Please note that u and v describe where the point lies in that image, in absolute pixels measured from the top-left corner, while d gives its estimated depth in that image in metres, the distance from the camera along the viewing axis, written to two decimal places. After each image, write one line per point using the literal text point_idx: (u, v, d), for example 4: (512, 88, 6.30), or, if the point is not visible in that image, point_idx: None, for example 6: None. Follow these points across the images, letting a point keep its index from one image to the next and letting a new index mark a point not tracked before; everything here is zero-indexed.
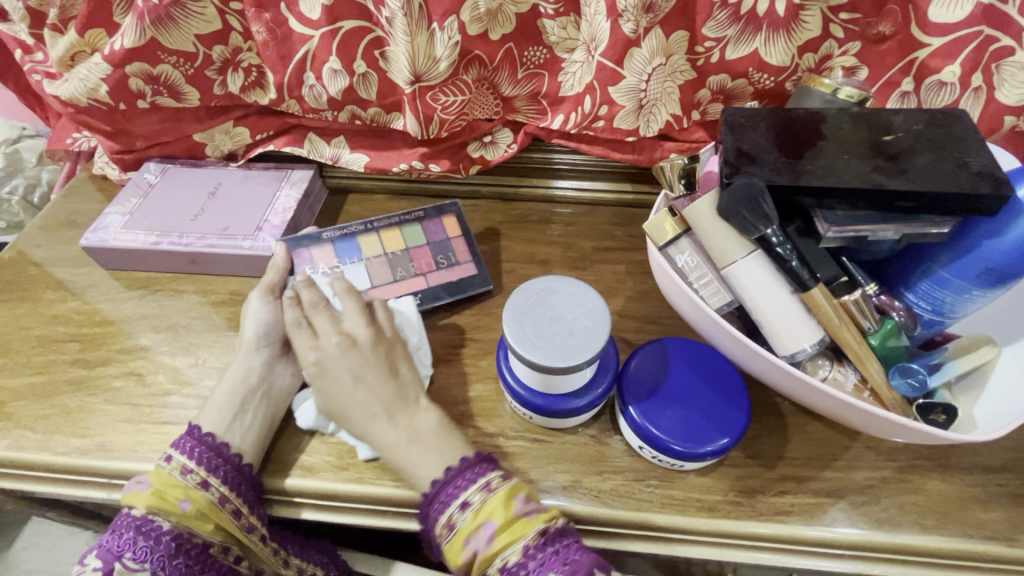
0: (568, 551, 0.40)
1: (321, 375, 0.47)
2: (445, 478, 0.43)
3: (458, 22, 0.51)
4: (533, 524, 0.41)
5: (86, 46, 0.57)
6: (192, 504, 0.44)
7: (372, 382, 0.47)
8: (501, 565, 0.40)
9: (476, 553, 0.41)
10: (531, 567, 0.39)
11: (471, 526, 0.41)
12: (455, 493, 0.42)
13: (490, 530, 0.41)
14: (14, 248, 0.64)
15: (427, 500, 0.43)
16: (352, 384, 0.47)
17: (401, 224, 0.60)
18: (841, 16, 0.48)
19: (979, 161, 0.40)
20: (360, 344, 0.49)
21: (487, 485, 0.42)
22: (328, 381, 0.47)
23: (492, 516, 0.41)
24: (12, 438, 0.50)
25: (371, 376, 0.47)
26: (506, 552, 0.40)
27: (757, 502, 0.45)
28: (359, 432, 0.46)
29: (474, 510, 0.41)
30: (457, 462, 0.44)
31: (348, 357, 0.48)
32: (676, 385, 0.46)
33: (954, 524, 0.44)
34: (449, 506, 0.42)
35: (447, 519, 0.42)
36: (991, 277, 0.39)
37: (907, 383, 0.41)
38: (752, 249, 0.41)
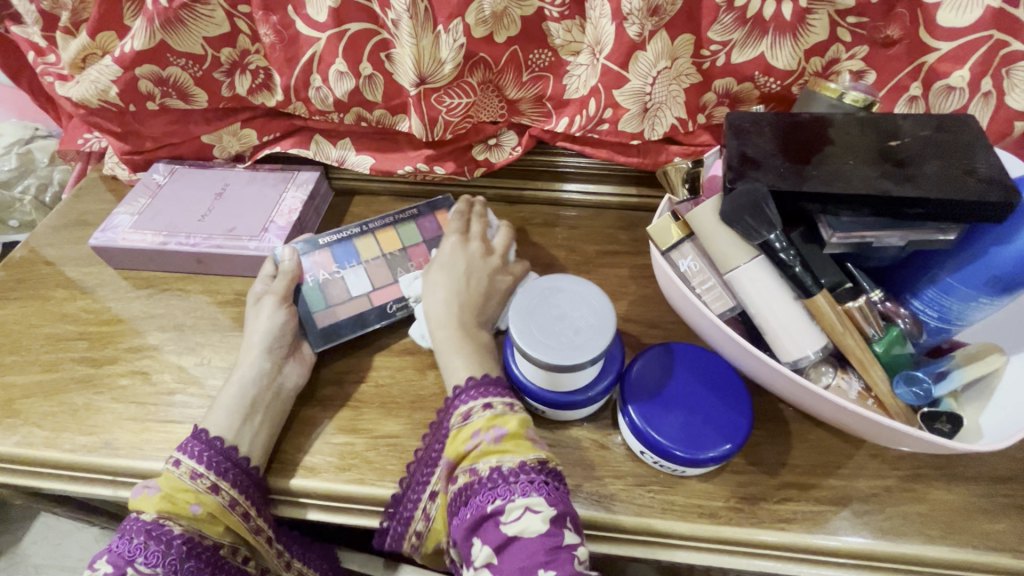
0: (556, 489, 0.40)
1: (450, 252, 0.55)
2: (481, 379, 0.46)
3: (463, 25, 0.51)
4: (536, 450, 0.41)
5: (97, 49, 0.58)
6: (204, 508, 0.44)
7: (473, 287, 0.53)
8: (493, 464, 0.41)
9: (478, 444, 0.42)
10: (520, 478, 0.39)
11: (484, 424, 0.43)
12: (485, 394, 0.45)
13: (501, 432, 0.42)
14: (26, 246, 0.65)
15: (458, 390, 0.46)
16: (462, 275, 0.53)
17: (395, 224, 0.61)
18: (849, 20, 0.47)
19: (987, 167, 0.40)
20: (490, 260, 0.55)
21: (512, 403, 0.44)
22: (452, 261, 0.54)
23: (507, 423, 0.42)
24: (20, 434, 0.51)
25: (478, 283, 0.54)
26: (504, 456, 0.41)
27: (759, 509, 0.45)
28: (433, 306, 0.52)
29: (493, 414, 0.43)
30: (489, 376, 0.47)
31: (479, 258, 0.55)
32: (676, 389, 0.46)
33: (960, 534, 0.44)
34: (474, 400, 0.44)
35: (468, 410, 0.44)
36: (998, 286, 0.39)
37: (913, 392, 0.40)
38: (755, 254, 0.41)
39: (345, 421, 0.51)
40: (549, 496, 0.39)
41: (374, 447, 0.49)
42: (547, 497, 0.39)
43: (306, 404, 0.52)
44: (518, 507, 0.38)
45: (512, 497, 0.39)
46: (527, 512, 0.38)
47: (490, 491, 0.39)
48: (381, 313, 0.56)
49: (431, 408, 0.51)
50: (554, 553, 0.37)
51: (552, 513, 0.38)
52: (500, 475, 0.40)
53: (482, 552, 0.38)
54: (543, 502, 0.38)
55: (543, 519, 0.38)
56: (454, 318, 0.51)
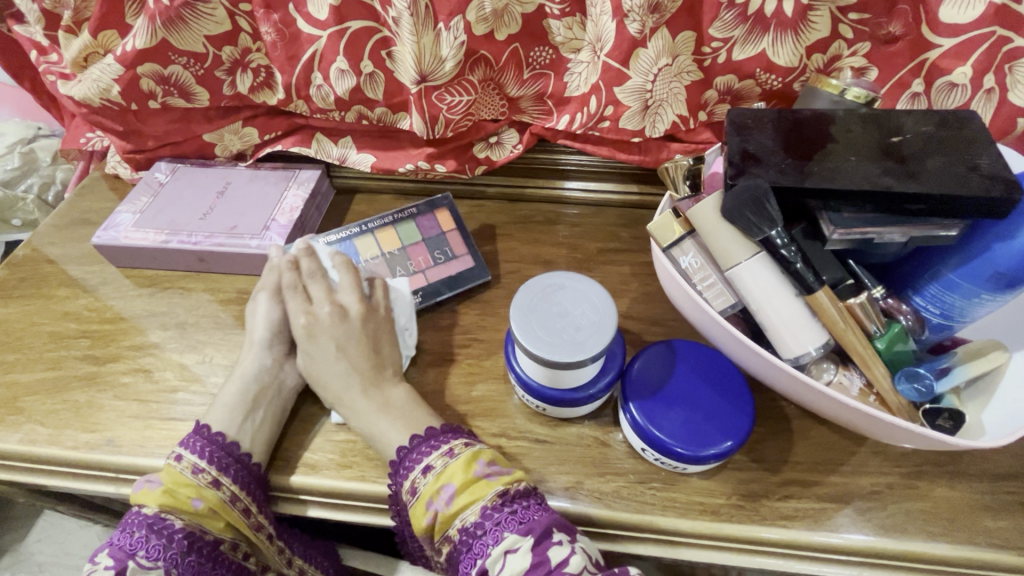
0: (525, 511, 0.41)
1: (309, 338, 0.51)
2: (412, 445, 0.45)
3: (464, 22, 0.51)
4: (492, 486, 0.42)
5: (99, 47, 0.58)
6: (204, 503, 0.44)
7: (353, 356, 0.50)
8: (461, 526, 0.42)
9: (437, 514, 0.43)
10: (487, 528, 0.41)
11: (432, 490, 0.43)
12: (419, 458, 0.44)
13: (451, 492, 0.42)
14: (29, 245, 0.66)
15: (393, 467, 0.45)
16: (335, 354, 0.50)
17: (394, 224, 0.60)
18: (851, 16, 0.47)
19: (989, 163, 0.40)
20: (350, 316, 0.52)
21: (449, 451, 0.44)
22: (318, 348, 0.51)
23: (453, 478, 0.43)
24: (23, 431, 0.51)
25: (355, 350, 0.51)
26: (465, 513, 0.42)
27: (760, 506, 0.45)
28: (332, 396, 0.49)
29: (436, 474, 0.43)
30: (421, 433, 0.46)
31: (336, 326, 0.51)
32: (677, 387, 0.46)
33: (962, 531, 0.44)
34: (412, 471, 0.44)
35: (410, 484, 0.44)
36: (1001, 282, 0.39)
37: (914, 388, 0.40)
38: (756, 250, 0.41)
39: (346, 418, 0.51)
40: (520, 528, 0.40)
41: (375, 445, 0.49)
42: (519, 529, 0.40)
43: (307, 402, 0.52)
44: (498, 555, 0.40)
45: (488, 551, 0.40)
46: (507, 556, 0.40)
47: (469, 553, 0.41)
48: None
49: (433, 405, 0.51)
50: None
51: (529, 542, 0.40)
52: (469, 534, 0.41)
53: None
54: (517, 537, 0.40)
55: (523, 554, 0.39)
56: (356, 399, 0.48)
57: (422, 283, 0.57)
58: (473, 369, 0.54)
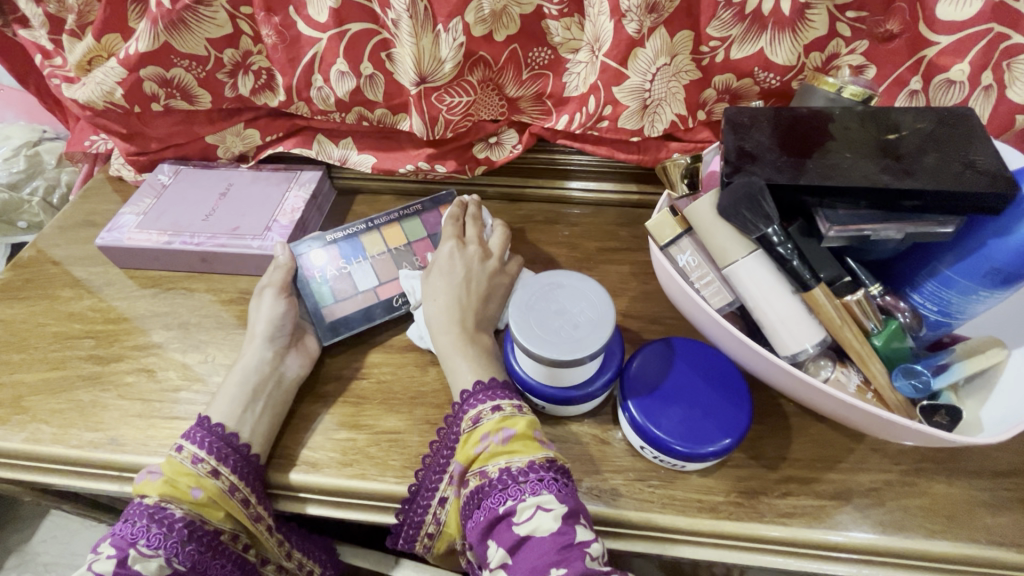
0: (565, 485, 0.41)
1: (449, 258, 0.55)
2: (488, 384, 0.46)
3: (463, 24, 0.51)
4: (544, 449, 0.42)
5: (102, 51, 0.58)
6: (204, 492, 0.45)
7: (471, 292, 0.53)
8: (502, 466, 0.42)
9: (488, 446, 0.43)
10: (530, 477, 0.40)
11: (493, 427, 0.44)
12: (493, 398, 0.45)
13: (510, 434, 0.43)
14: (34, 247, 0.66)
15: (464, 396, 0.46)
16: (463, 280, 0.53)
17: (401, 220, 0.61)
18: (848, 15, 0.48)
19: (985, 159, 0.40)
20: (488, 264, 0.56)
21: (521, 406, 0.45)
22: (450, 267, 0.54)
23: (516, 424, 0.43)
24: (28, 431, 0.52)
25: (475, 288, 0.54)
26: (512, 457, 0.42)
27: (759, 503, 0.45)
28: (432, 313, 0.52)
29: (501, 416, 0.44)
30: (487, 381, 0.47)
31: (477, 263, 0.55)
32: (676, 384, 0.46)
33: (961, 528, 0.44)
34: (482, 405, 0.45)
35: (476, 414, 0.45)
36: (997, 278, 0.39)
37: (911, 384, 0.40)
38: (753, 248, 0.41)
39: (347, 417, 0.51)
40: (559, 494, 0.40)
41: (376, 443, 0.50)
42: (557, 494, 0.40)
43: (308, 401, 0.53)
44: (529, 505, 0.39)
45: (522, 496, 0.40)
46: (538, 510, 0.39)
47: (502, 492, 0.41)
48: (387, 306, 0.57)
49: (432, 404, 0.52)
50: (567, 549, 0.37)
51: (563, 510, 0.39)
52: (510, 475, 0.41)
53: (497, 555, 0.39)
54: (553, 499, 0.39)
55: (554, 517, 0.38)
56: (456, 323, 0.51)
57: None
58: None
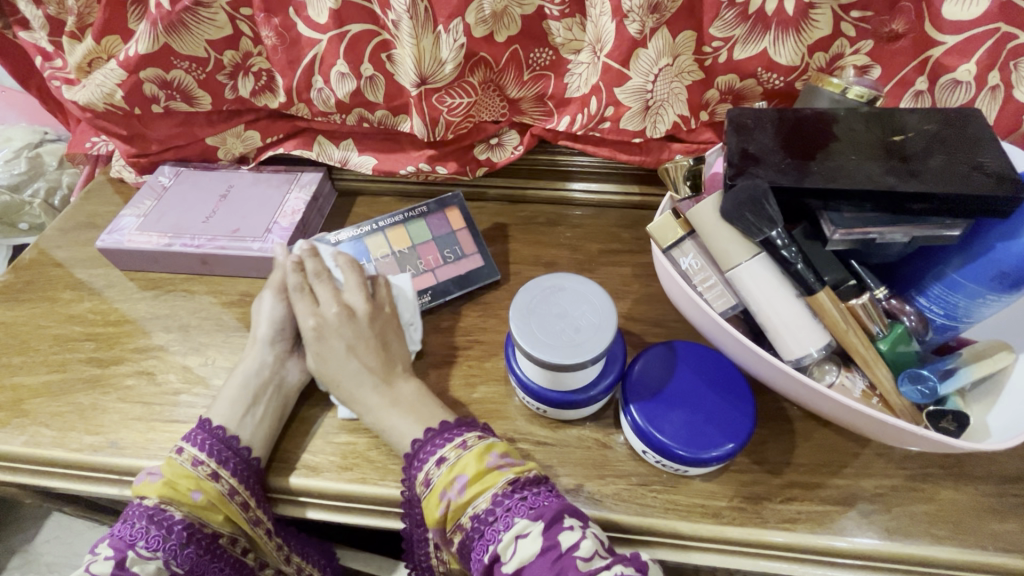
0: (536, 497, 0.41)
1: (317, 341, 0.51)
2: (425, 438, 0.45)
3: (463, 25, 0.51)
4: (504, 474, 0.42)
5: (102, 52, 0.58)
6: (203, 495, 0.44)
7: (365, 355, 0.50)
8: (472, 514, 0.42)
9: (450, 504, 0.42)
10: (498, 514, 0.40)
11: (445, 481, 0.43)
12: (432, 450, 0.44)
13: (463, 481, 0.42)
14: (35, 248, 0.66)
15: (406, 461, 0.45)
16: (346, 354, 0.50)
17: (405, 222, 0.61)
18: (853, 14, 0.47)
19: (992, 161, 0.39)
20: (359, 316, 0.51)
21: (463, 443, 0.44)
22: (328, 349, 0.50)
23: (465, 469, 0.43)
24: (28, 434, 0.52)
25: (367, 348, 0.50)
26: (477, 501, 0.42)
27: (763, 508, 0.45)
28: (348, 398, 0.49)
29: (449, 465, 0.43)
30: (433, 427, 0.46)
31: (345, 327, 0.51)
32: (680, 388, 0.46)
33: (968, 534, 0.43)
34: (426, 463, 0.44)
35: (425, 475, 0.44)
36: (1005, 281, 0.38)
37: (918, 390, 0.40)
38: (756, 251, 0.41)
39: (347, 420, 0.51)
40: (531, 513, 0.40)
41: (376, 446, 0.49)
42: (530, 514, 0.40)
43: (308, 404, 0.52)
44: (510, 540, 0.39)
45: (499, 537, 0.40)
46: (519, 540, 0.39)
47: (481, 540, 0.41)
48: None
49: None
50: (558, 563, 0.38)
51: (540, 526, 0.39)
52: (481, 520, 0.41)
53: None
54: (528, 522, 0.39)
55: (534, 538, 0.39)
56: (368, 394, 0.48)
57: (432, 282, 0.58)
58: (473, 371, 0.54)
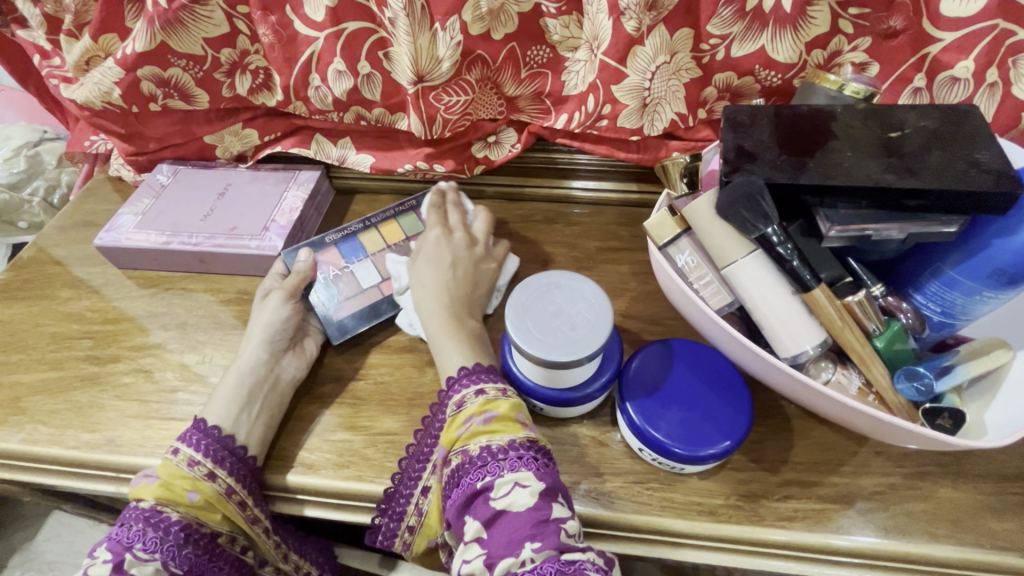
0: (545, 465, 0.40)
1: (433, 244, 0.56)
2: (472, 368, 0.46)
3: (460, 23, 0.51)
4: (525, 431, 0.42)
5: (100, 51, 0.58)
6: (200, 495, 0.44)
7: (460, 278, 0.54)
8: (483, 444, 0.41)
9: (471, 426, 0.42)
10: (509, 455, 0.40)
11: (476, 409, 0.43)
12: (477, 381, 0.45)
13: (492, 415, 0.42)
14: (34, 247, 0.66)
15: (449, 381, 0.46)
16: (449, 265, 0.54)
17: (397, 216, 0.61)
18: (851, 11, 0.47)
19: (989, 157, 0.39)
20: (474, 249, 0.56)
21: (504, 389, 0.45)
22: (437, 253, 0.55)
23: (499, 406, 0.43)
24: (26, 431, 0.52)
25: (465, 273, 0.54)
26: (493, 436, 0.41)
27: (760, 507, 0.45)
28: (421, 300, 0.53)
29: (485, 398, 0.43)
30: (479, 364, 0.47)
31: (464, 247, 0.56)
32: (676, 386, 0.46)
33: (966, 533, 0.43)
34: (467, 389, 0.45)
35: (460, 398, 0.44)
36: (1002, 278, 0.38)
37: (914, 387, 0.40)
38: (752, 248, 0.41)
39: (344, 418, 0.51)
40: (538, 472, 0.39)
41: (373, 444, 0.49)
42: (536, 472, 0.39)
43: (306, 400, 0.52)
44: (507, 481, 0.39)
45: (501, 472, 0.39)
46: (515, 487, 0.39)
47: (480, 469, 0.40)
48: (393, 301, 0.57)
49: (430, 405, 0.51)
50: (543, 525, 0.37)
51: (541, 486, 0.38)
52: (490, 452, 0.40)
53: (471, 528, 0.38)
54: (532, 476, 0.39)
55: (530, 493, 0.38)
56: (444, 307, 0.52)
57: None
58: None
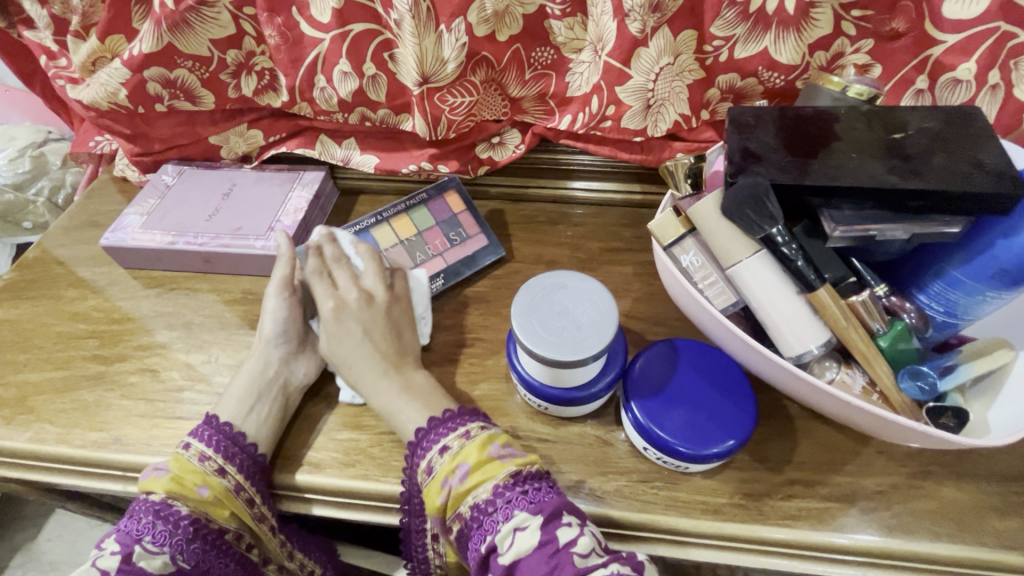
0: (537, 492, 0.41)
1: (332, 323, 0.51)
2: (428, 426, 0.46)
3: (465, 24, 0.51)
4: (505, 466, 0.42)
5: (106, 52, 0.59)
6: (209, 490, 0.45)
7: (379, 339, 0.51)
8: (472, 503, 0.42)
9: (451, 491, 0.43)
10: (498, 504, 0.41)
11: (447, 469, 0.43)
12: (437, 439, 0.45)
13: (465, 469, 0.43)
14: (39, 247, 0.67)
15: (410, 447, 0.46)
16: (361, 337, 0.51)
17: (408, 210, 0.61)
18: (853, 13, 0.47)
19: (992, 158, 0.39)
20: (376, 302, 0.53)
21: (466, 432, 0.45)
22: (343, 330, 0.51)
23: (468, 457, 0.43)
24: (33, 430, 0.52)
25: (381, 333, 0.52)
26: (478, 490, 0.42)
27: (763, 506, 0.45)
28: (357, 379, 0.50)
29: (452, 454, 0.44)
30: (437, 415, 0.47)
31: (363, 311, 0.52)
32: (682, 385, 0.46)
33: (968, 532, 0.43)
34: (431, 450, 0.45)
35: (427, 463, 0.44)
36: (1005, 278, 0.38)
37: (918, 386, 0.40)
38: (757, 248, 0.41)
39: (349, 418, 0.51)
40: (531, 506, 0.40)
41: (379, 443, 0.50)
42: (529, 507, 0.40)
43: (310, 400, 0.53)
44: (507, 531, 0.40)
45: (497, 527, 0.40)
46: (516, 533, 0.39)
47: (480, 529, 0.41)
48: None
49: None
50: (555, 557, 0.38)
51: (539, 520, 0.39)
52: (480, 510, 0.41)
53: None
54: (527, 515, 0.40)
55: (532, 532, 0.39)
56: (380, 378, 0.49)
57: (442, 266, 0.59)
58: (475, 368, 0.54)
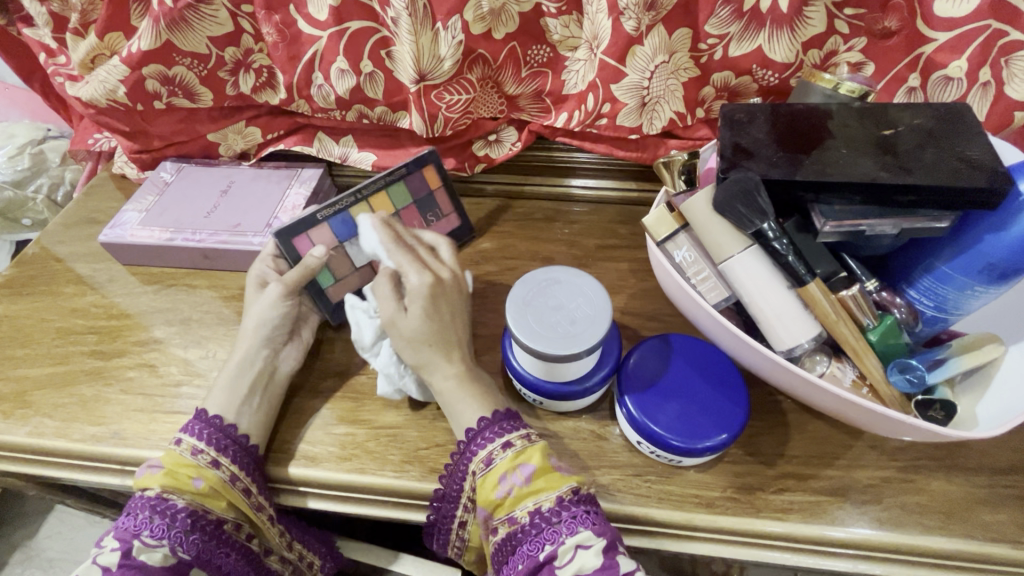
0: (598, 515, 0.41)
1: (430, 295, 0.49)
2: (493, 418, 0.45)
3: (462, 22, 0.51)
4: (567, 480, 0.42)
5: (105, 49, 0.59)
6: (205, 482, 0.45)
7: (461, 325, 0.50)
8: (532, 508, 0.41)
9: (511, 489, 0.42)
10: (563, 516, 0.40)
11: (508, 466, 0.42)
12: (501, 433, 0.44)
13: (530, 471, 0.42)
14: (38, 244, 0.67)
15: (470, 434, 0.45)
16: (450, 319, 0.49)
17: (386, 186, 0.57)
18: (846, 12, 0.47)
19: (980, 154, 0.40)
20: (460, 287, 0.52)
21: (528, 434, 0.44)
22: (439, 307, 0.49)
23: (532, 459, 0.42)
24: (32, 425, 0.53)
25: (463, 319, 0.51)
26: (540, 497, 0.41)
27: (756, 498, 0.45)
28: (436, 362, 0.48)
29: (515, 452, 0.43)
30: (498, 411, 0.45)
31: (454, 294, 0.51)
32: (675, 379, 0.46)
33: (958, 525, 0.44)
34: (492, 443, 0.44)
35: (486, 455, 0.43)
36: (994, 273, 0.39)
37: (906, 379, 0.41)
38: (749, 243, 0.41)
39: (345, 412, 0.52)
40: (595, 528, 0.40)
41: (375, 438, 0.50)
42: (593, 528, 0.40)
43: (307, 394, 0.53)
44: (570, 547, 0.39)
45: (560, 539, 0.40)
46: (578, 550, 0.39)
47: (538, 537, 0.40)
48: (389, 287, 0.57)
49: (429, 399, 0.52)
50: None
51: (603, 543, 0.39)
52: (543, 518, 0.41)
53: None
54: (591, 535, 0.40)
55: (595, 554, 0.39)
56: (461, 362, 0.48)
57: None
58: None
